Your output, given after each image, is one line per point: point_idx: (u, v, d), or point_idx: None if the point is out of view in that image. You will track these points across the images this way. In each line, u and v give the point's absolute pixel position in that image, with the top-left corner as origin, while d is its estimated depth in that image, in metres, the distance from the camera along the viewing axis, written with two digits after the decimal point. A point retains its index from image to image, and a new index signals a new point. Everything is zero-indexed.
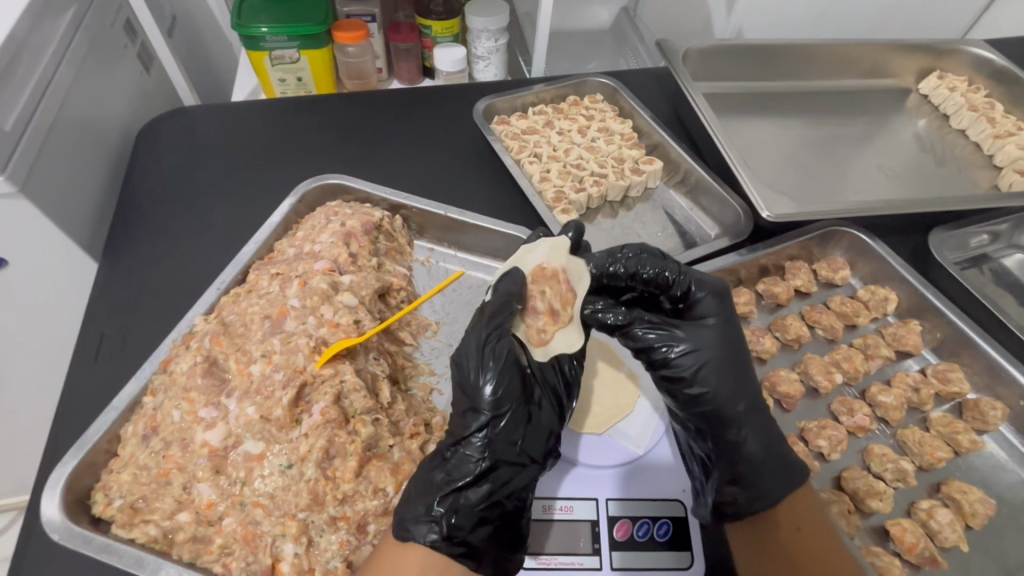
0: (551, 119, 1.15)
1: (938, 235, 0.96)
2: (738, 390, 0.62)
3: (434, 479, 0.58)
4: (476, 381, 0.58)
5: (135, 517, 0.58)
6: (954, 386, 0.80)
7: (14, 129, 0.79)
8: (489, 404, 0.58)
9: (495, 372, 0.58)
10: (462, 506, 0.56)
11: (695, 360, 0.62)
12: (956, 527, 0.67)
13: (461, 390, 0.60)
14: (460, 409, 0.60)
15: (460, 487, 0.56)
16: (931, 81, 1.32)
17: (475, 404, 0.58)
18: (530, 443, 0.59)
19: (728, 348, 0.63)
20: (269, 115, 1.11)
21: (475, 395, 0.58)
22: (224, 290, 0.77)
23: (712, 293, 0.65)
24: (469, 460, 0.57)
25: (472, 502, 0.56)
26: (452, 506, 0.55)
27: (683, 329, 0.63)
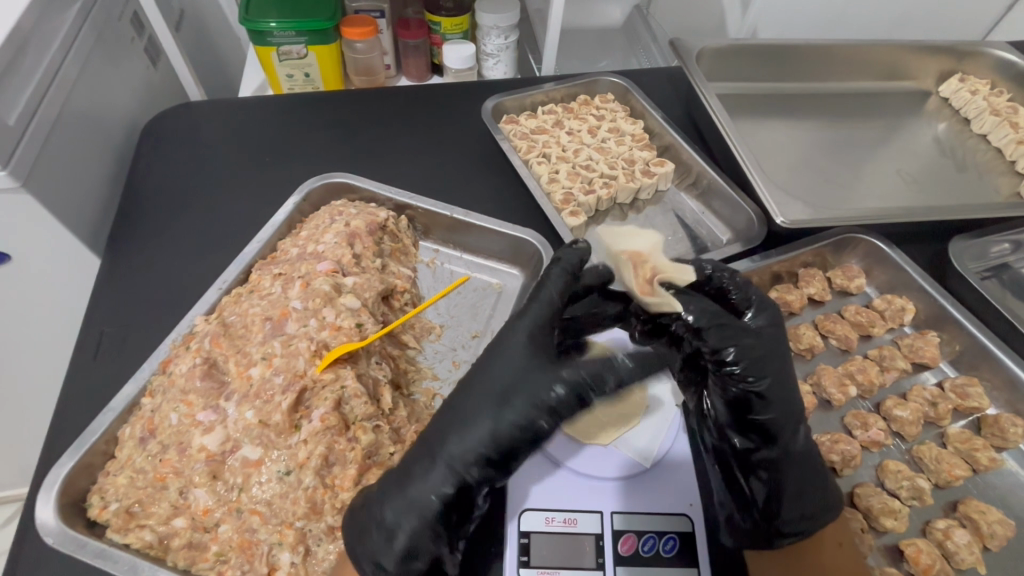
0: (561, 119, 1.13)
1: (958, 244, 0.93)
2: (797, 408, 0.58)
3: (404, 487, 0.54)
4: (533, 386, 0.55)
5: (130, 522, 0.57)
6: (974, 401, 0.77)
7: (19, 123, 0.78)
8: (545, 413, 0.55)
9: (564, 382, 0.55)
10: (421, 532, 0.53)
11: (760, 372, 0.57)
12: (974, 549, 0.65)
13: (488, 389, 0.56)
14: (483, 411, 0.55)
15: (427, 508, 0.53)
16: (952, 84, 1.28)
17: (522, 407, 0.54)
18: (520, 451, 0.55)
19: (785, 364, 0.59)
20: (275, 111, 1.10)
21: (518, 400, 0.54)
22: (225, 290, 0.75)
23: (766, 308, 0.62)
24: (456, 473, 0.54)
25: (426, 528, 0.53)
26: (416, 535, 0.52)
27: (747, 335, 0.58)
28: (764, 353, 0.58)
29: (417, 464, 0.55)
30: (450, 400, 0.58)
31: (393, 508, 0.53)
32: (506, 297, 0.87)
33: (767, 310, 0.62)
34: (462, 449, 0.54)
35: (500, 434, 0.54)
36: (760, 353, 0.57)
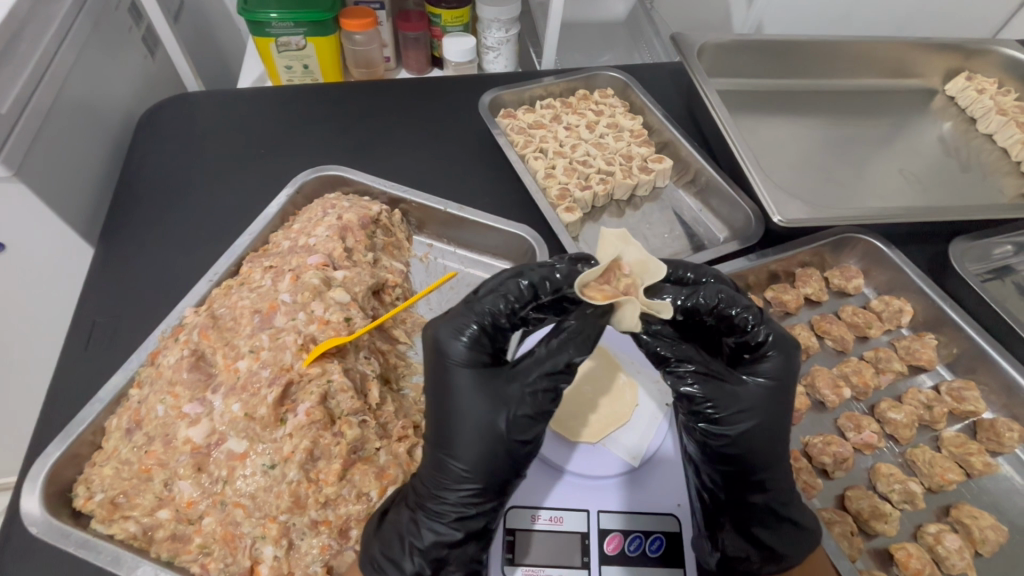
0: (559, 114, 1.12)
1: (958, 245, 0.92)
2: (773, 453, 0.57)
3: (413, 514, 0.56)
4: (510, 403, 0.54)
5: (115, 513, 0.57)
6: (970, 405, 0.76)
7: (11, 111, 0.78)
8: (539, 414, 0.54)
9: (539, 380, 0.54)
10: (470, 554, 0.56)
11: (736, 423, 0.55)
12: (965, 554, 0.64)
13: (469, 427, 0.55)
14: (473, 444, 0.54)
15: (467, 537, 0.56)
16: (958, 82, 1.26)
17: (513, 426, 0.54)
18: (489, 470, 0.55)
19: (775, 414, 0.56)
20: (271, 103, 1.09)
21: (497, 423, 0.54)
22: (216, 282, 0.75)
23: (781, 353, 0.57)
24: (476, 504, 0.55)
25: (469, 556, 0.56)
26: (467, 558, 0.56)
27: (729, 382, 0.56)
28: (746, 403, 0.56)
29: (431, 503, 0.55)
30: (433, 443, 0.57)
31: (427, 538, 0.55)
32: None
33: (781, 352, 0.57)
34: (478, 480, 0.54)
35: (506, 453, 0.54)
36: (740, 402, 0.56)
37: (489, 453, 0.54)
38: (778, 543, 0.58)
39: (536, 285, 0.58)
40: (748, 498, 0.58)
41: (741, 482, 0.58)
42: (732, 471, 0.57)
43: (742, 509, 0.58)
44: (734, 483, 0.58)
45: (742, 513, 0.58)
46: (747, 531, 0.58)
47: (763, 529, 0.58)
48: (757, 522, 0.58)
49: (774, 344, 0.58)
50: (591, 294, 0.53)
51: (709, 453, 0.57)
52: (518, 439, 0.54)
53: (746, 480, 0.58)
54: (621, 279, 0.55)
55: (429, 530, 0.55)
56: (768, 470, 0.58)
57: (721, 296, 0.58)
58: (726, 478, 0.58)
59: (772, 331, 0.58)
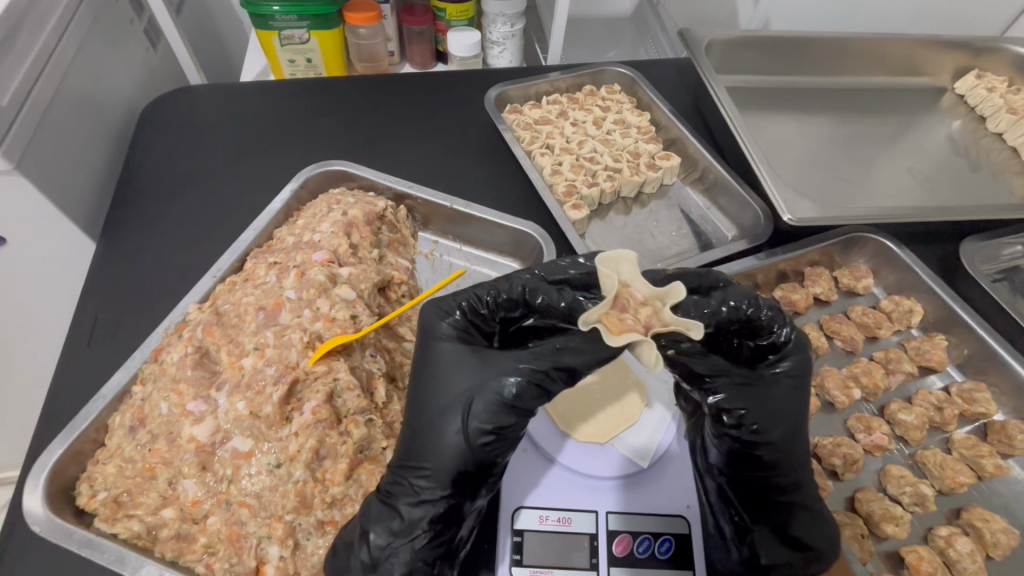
0: (565, 110, 1.10)
1: (969, 246, 0.91)
2: (797, 456, 0.56)
3: (372, 503, 0.54)
4: (481, 391, 0.52)
5: (118, 512, 0.56)
6: (981, 407, 0.76)
7: (11, 104, 0.76)
8: (508, 409, 0.51)
9: (518, 375, 0.51)
10: (412, 550, 0.52)
11: (768, 428, 0.54)
12: (977, 558, 0.63)
13: (434, 407, 0.53)
14: (436, 428, 0.52)
15: (412, 529, 0.52)
16: (968, 80, 1.25)
17: (478, 414, 0.51)
18: (441, 456, 0.52)
19: (800, 414, 0.56)
20: (274, 97, 1.08)
21: (461, 408, 0.52)
22: (220, 278, 0.74)
23: (800, 354, 0.57)
24: (425, 490, 0.52)
25: (414, 551, 0.52)
26: (408, 553, 0.52)
27: (759, 388, 0.55)
28: (776, 406, 0.54)
29: (388, 484, 0.54)
30: (404, 421, 0.56)
31: (374, 527, 0.52)
32: None
33: (800, 354, 0.57)
34: (434, 466, 0.52)
35: (465, 444, 0.52)
36: (770, 407, 0.54)
37: (444, 437, 0.52)
38: (818, 543, 0.56)
39: (530, 292, 0.57)
40: (783, 501, 0.56)
41: (773, 485, 0.56)
42: (764, 475, 0.56)
43: (778, 511, 0.56)
44: (768, 487, 0.56)
45: (778, 515, 0.56)
46: (781, 535, 0.56)
47: (801, 531, 0.56)
48: (795, 525, 0.56)
49: (794, 346, 0.57)
50: (607, 329, 0.48)
51: (739, 460, 0.56)
52: (479, 431, 0.51)
53: (779, 483, 0.56)
54: (639, 306, 0.49)
55: (380, 517, 0.53)
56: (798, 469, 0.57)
57: (745, 300, 0.57)
58: (760, 482, 0.56)
59: (791, 333, 0.57)
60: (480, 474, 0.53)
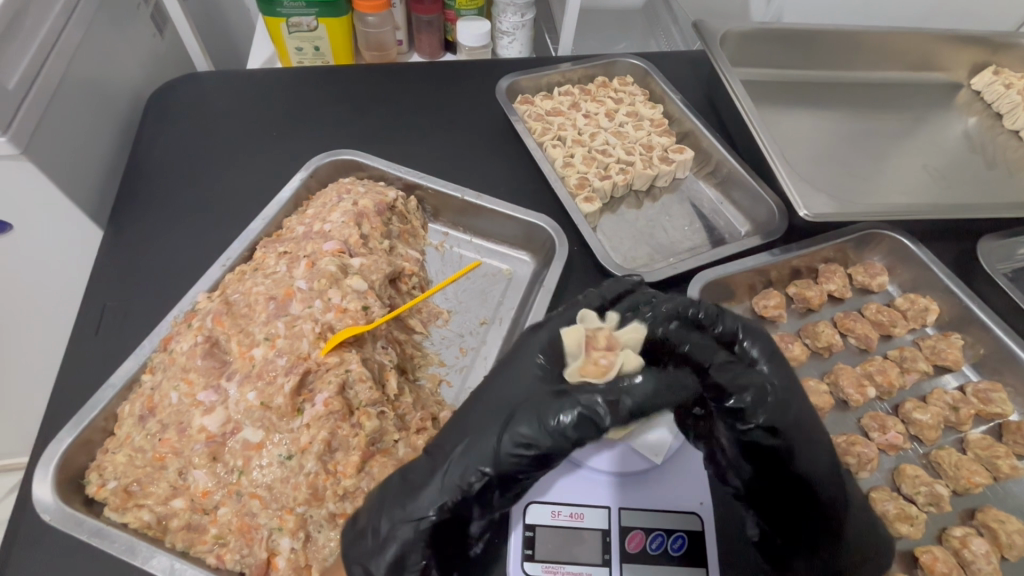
0: (577, 101, 1.09)
1: (987, 244, 0.90)
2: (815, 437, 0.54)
3: (390, 488, 0.53)
4: (532, 407, 0.49)
5: (128, 501, 0.56)
6: (997, 407, 0.75)
7: (18, 88, 0.75)
8: (551, 441, 0.48)
9: (575, 400, 0.48)
10: (408, 545, 0.50)
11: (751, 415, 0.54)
12: (992, 559, 0.63)
13: (489, 414, 0.51)
14: (482, 433, 0.50)
15: (420, 512, 0.50)
16: (985, 76, 1.23)
17: (522, 427, 0.48)
18: (475, 457, 0.49)
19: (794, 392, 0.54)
20: (281, 85, 1.07)
21: (506, 427, 0.49)
22: (229, 267, 0.73)
23: (755, 334, 0.56)
24: (448, 480, 0.50)
25: (417, 532, 0.50)
26: (404, 551, 0.50)
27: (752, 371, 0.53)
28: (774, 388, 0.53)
29: (417, 462, 0.53)
30: (452, 419, 0.54)
31: (381, 515, 0.51)
32: (516, 284, 0.85)
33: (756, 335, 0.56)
34: (460, 461, 0.50)
35: (499, 460, 0.49)
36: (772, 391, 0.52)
37: (483, 444, 0.50)
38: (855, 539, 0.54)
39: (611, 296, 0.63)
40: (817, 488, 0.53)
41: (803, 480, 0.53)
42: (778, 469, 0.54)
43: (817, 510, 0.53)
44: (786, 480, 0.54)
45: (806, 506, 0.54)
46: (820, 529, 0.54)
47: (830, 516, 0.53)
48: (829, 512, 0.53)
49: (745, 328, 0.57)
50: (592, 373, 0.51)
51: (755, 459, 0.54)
52: (516, 452, 0.48)
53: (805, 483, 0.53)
54: (596, 336, 0.53)
55: (397, 496, 0.52)
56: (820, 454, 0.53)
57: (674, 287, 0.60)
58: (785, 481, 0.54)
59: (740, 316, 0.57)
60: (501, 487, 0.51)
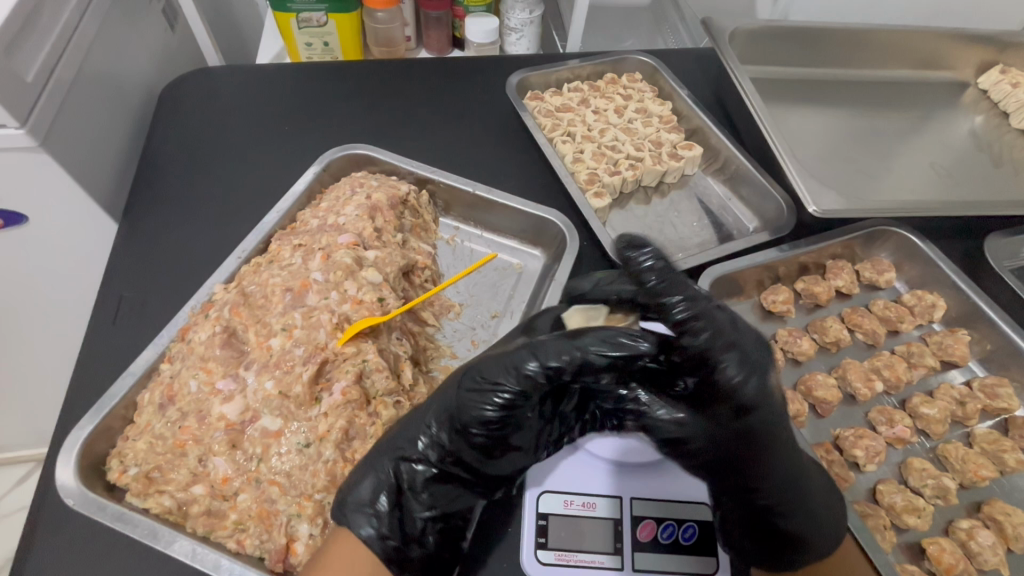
0: (586, 98, 1.10)
1: (993, 241, 0.90)
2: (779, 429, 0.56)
3: (383, 453, 0.57)
4: (495, 370, 0.56)
5: (150, 487, 0.57)
6: (1003, 402, 0.76)
7: (36, 80, 0.76)
8: (512, 395, 0.55)
9: (524, 351, 0.56)
10: (385, 479, 0.55)
11: (761, 409, 0.54)
12: (998, 550, 0.64)
13: (459, 379, 0.58)
14: (451, 385, 0.58)
15: (387, 468, 0.56)
16: (992, 75, 1.23)
17: (485, 385, 0.56)
18: (443, 411, 0.57)
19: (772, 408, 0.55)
20: (292, 80, 1.07)
21: (473, 388, 0.56)
22: (245, 258, 0.74)
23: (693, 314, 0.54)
24: (421, 439, 0.57)
25: (390, 488, 0.55)
26: (377, 486, 0.55)
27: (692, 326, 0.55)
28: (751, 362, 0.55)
29: (407, 428, 0.58)
30: (440, 388, 0.60)
31: (371, 476, 0.55)
32: (526, 278, 0.86)
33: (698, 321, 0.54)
34: (433, 406, 0.58)
35: (463, 419, 0.56)
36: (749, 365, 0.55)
37: (454, 405, 0.57)
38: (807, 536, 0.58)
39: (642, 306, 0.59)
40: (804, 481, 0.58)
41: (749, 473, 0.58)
42: (763, 468, 0.57)
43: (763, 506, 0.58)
44: (769, 475, 0.57)
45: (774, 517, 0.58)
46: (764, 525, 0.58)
47: (788, 521, 0.58)
48: (792, 528, 0.58)
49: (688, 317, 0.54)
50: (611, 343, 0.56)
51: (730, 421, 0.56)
52: (476, 390, 0.56)
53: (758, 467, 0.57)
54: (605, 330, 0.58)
55: (383, 458, 0.56)
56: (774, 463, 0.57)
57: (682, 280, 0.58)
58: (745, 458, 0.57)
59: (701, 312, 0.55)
60: (466, 433, 0.57)
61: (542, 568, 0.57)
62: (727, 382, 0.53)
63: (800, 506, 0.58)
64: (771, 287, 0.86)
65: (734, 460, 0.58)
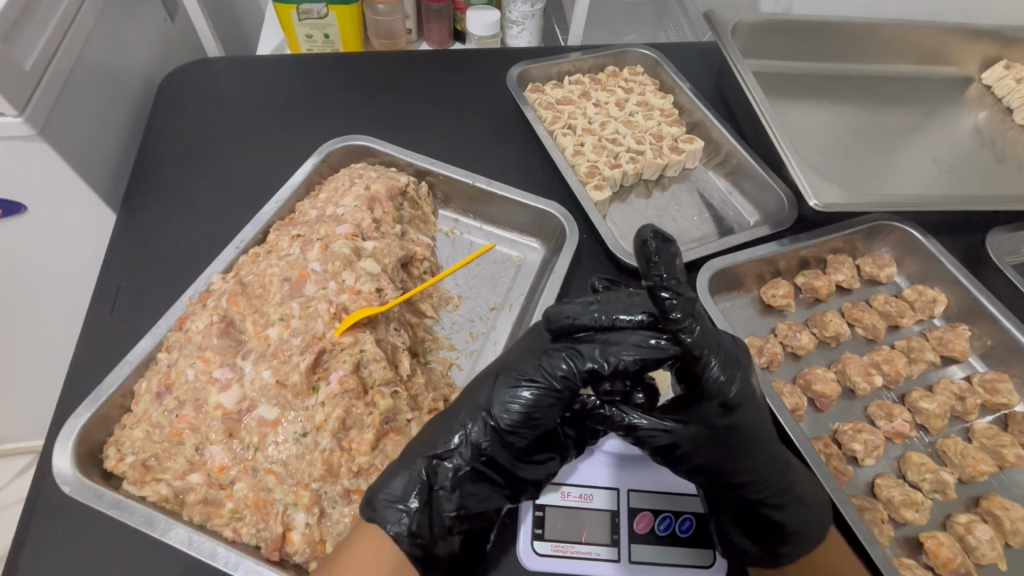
0: (588, 90, 1.09)
1: (995, 237, 0.90)
2: (761, 425, 0.55)
3: (412, 454, 0.55)
4: (528, 367, 0.55)
5: (147, 475, 0.57)
6: (1003, 398, 0.75)
7: (34, 69, 0.75)
8: (549, 394, 0.54)
9: (564, 352, 0.55)
10: (417, 475, 0.54)
11: (742, 405, 0.53)
12: (996, 545, 0.64)
13: (494, 379, 0.57)
14: (486, 383, 0.57)
15: (419, 467, 0.54)
16: (996, 71, 1.22)
17: (516, 382, 0.55)
18: (475, 410, 0.56)
19: (752, 405, 0.54)
20: (291, 71, 1.07)
21: (506, 385, 0.55)
22: (243, 249, 0.74)
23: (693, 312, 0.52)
24: (454, 438, 0.55)
25: (423, 488, 0.54)
26: (410, 482, 0.54)
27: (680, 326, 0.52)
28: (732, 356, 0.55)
29: (436, 429, 0.57)
30: (469, 388, 0.58)
31: (399, 476, 0.54)
32: (525, 271, 0.85)
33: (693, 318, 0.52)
34: (467, 404, 0.56)
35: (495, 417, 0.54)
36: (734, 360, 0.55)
37: (486, 401, 0.56)
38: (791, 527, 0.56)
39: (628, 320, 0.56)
40: (790, 473, 0.56)
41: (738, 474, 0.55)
42: (755, 465, 0.54)
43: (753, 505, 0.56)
44: (754, 473, 0.55)
45: (770, 516, 0.56)
46: (752, 524, 0.57)
47: (782, 515, 0.56)
48: (785, 527, 0.56)
49: (685, 314, 0.52)
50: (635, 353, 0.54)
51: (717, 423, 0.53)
52: (512, 385, 0.55)
53: (748, 470, 0.55)
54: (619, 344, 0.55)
55: (414, 459, 0.55)
56: (760, 463, 0.55)
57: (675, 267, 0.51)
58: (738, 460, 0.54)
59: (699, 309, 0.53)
60: (499, 430, 0.55)
61: (539, 559, 0.58)
62: (712, 382, 0.52)
63: (796, 502, 0.56)
64: (770, 280, 0.86)
65: (720, 457, 0.54)
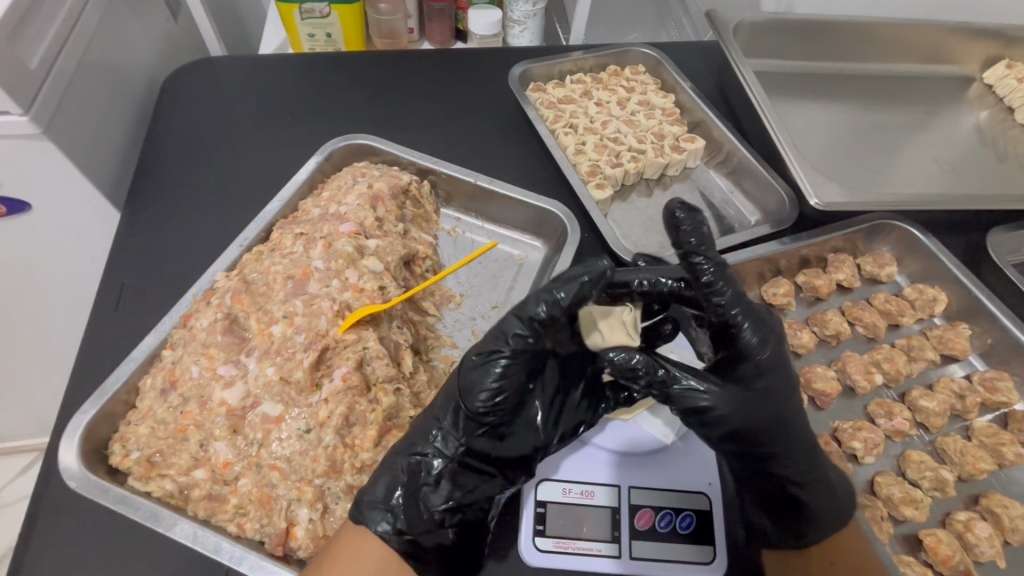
0: (589, 89, 1.09)
1: (995, 236, 0.90)
2: (791, 394, 0.56)
3: (394, 456, 0.56)
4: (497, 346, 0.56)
5: (152, 471, 0.57)
6: (1002, 396, 0.76)
7: (40, 68, 0.76)
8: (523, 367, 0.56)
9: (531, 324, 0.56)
10: (399, 474, 0.55)
11: (775, 369, 0.55)
12: (995, 543, 0.64)
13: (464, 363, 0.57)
14: (456, 369, 0.58)
15: (402, 467, 0.55)
16: (998, 70, 1.22)
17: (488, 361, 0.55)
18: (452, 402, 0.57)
19: (785, 374, 0.56)
20: (294, 71, 1.07)
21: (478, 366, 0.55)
22: (247, 246, 0.74)
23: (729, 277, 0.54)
24: (436, 435, 0.56)
25: (406, 486, 0.54)
26: (393, 481, 0.54)
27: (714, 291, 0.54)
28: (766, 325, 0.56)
29: (417, 429, 0.57)
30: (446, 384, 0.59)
31: (382, 480, 0.54)
32: (527, 269, 0.86)
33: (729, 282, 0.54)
34: (443, 399, 0.57)
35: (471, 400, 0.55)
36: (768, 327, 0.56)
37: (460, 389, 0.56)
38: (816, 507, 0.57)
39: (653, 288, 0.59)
40: (817, 451, 0.58)
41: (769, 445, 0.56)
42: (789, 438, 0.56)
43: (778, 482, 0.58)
44: (783, 446, 0.56)
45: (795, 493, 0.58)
46: (777, 499, 0.59)
47: (805, 492, 0.57)
48: (810, 505, 0.57)
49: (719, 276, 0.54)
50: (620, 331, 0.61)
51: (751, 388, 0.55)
52: (479, 367, 0.55)
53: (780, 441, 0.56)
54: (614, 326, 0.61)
55: (398, 459, 0.56)
56: (791, 434, 0.56)
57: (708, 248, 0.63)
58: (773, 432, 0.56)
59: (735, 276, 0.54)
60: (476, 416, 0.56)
61: (540, 556, 0.58)
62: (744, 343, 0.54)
63: (820, 480, 0.58)
64: (771, 279, 0.86)
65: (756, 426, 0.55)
